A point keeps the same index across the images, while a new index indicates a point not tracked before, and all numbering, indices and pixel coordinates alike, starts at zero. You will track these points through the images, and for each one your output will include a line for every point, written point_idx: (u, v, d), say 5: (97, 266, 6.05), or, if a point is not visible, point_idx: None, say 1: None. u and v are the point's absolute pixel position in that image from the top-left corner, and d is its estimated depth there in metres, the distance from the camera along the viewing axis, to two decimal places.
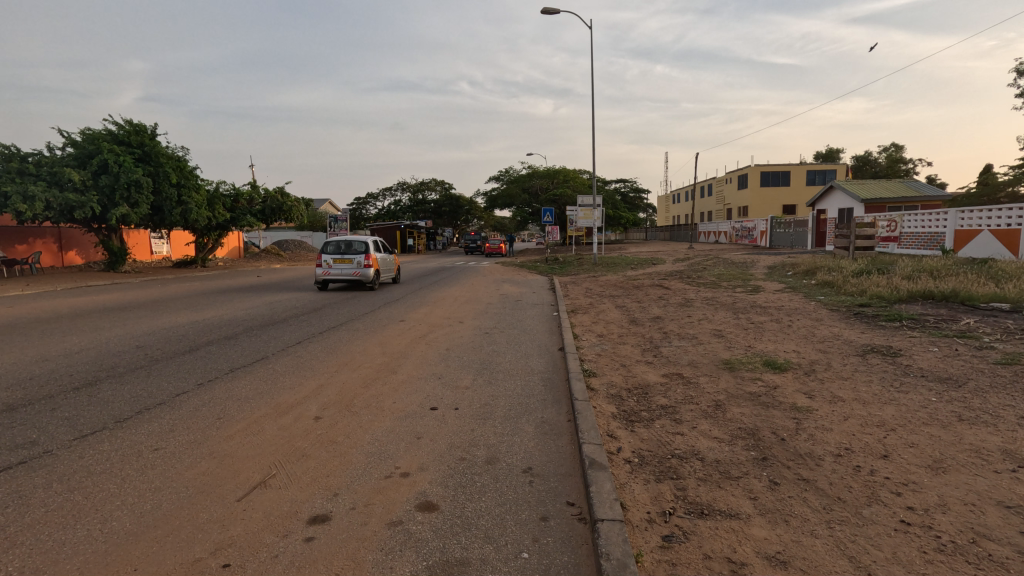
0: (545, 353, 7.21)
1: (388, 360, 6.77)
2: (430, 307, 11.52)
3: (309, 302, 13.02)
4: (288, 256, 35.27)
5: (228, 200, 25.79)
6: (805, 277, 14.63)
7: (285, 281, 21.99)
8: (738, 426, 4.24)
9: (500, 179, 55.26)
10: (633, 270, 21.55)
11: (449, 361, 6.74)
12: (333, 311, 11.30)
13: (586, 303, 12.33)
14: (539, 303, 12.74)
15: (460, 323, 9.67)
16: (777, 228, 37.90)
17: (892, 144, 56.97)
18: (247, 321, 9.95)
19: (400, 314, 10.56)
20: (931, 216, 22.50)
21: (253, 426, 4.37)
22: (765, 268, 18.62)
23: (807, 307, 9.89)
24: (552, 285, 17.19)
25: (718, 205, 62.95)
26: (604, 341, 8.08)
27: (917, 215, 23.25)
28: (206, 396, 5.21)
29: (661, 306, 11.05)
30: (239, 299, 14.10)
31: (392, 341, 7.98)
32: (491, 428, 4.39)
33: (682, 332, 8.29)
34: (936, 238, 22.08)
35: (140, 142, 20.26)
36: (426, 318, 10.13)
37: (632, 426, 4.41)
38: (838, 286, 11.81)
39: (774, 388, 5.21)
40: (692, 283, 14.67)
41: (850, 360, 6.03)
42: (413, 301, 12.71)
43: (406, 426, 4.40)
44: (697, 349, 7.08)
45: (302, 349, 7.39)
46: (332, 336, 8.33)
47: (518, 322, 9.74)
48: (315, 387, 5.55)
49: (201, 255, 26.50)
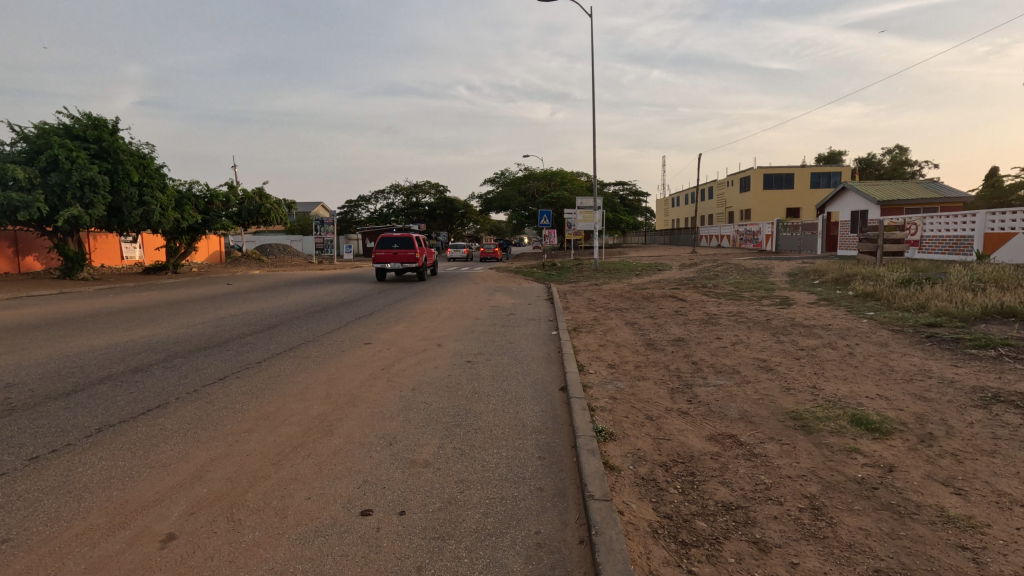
0: (542, 396, 5.42)
1: (330, 409, 4.99)
2: (407, 325, 9.76)
3: (268, 317, 11.22)
4: (270, 261, 33.38)
5: (201, 201, 24.02)
6: (838, 287, 12.86)
7: (259, 288, 20.11)
8: (874, 571, 2.46)
9: (495, 182, 53.65)
10: (639, 277, 19.77)
11: (412, 410, 4.97)
12: (290, 329, 9.52)
13: (588, 318, 10.53)
14: (535, 318, 10.98)
15: (439, 347, 7.93)
16: (785, 231, 36.23)
17: (897, 145, 55.39)
18: (177, 344, 8.15)
19: (367, 335, 8.79)
20: (956, 219, 20.77)
21: (49, 563, 2.59)
22: (785, 275, 16.84)
23: (859, 327, 8.11)
24: (550, 294, 15.41)
25: (719, 208, 61.34)
26: (617, 375, 6.29)
27: (941, 217, 21.50)
28: (22, 485, 3.40)
29: (680, 324, 9.28)
30: (189, 311, 12.28)
31: (344, 376, 6.21)
32: (452, 566, 2.61)
33: (716, 362, 6.54)
34: (962, 243, 20.36)
35: (97, 137, 18.48)
36: (398, 340, 8.36)
37: (687, 562, 2.61)
38: (886, 299, 10.04)
39: (893, 472, 3.41)
40: (710, 293, 12.93)
41: (974, 416, 4.26)
42: (389, 316, 10.92)
43: (306, 563, 2.62)
44: (746, 391, 5.30)
45: (221, 390, 5.61)
46: (271, 369, 6.55)
47: (509, 346, 7.98)
48: (202, 465, 3.75)
49: (172, 260, 24.68)
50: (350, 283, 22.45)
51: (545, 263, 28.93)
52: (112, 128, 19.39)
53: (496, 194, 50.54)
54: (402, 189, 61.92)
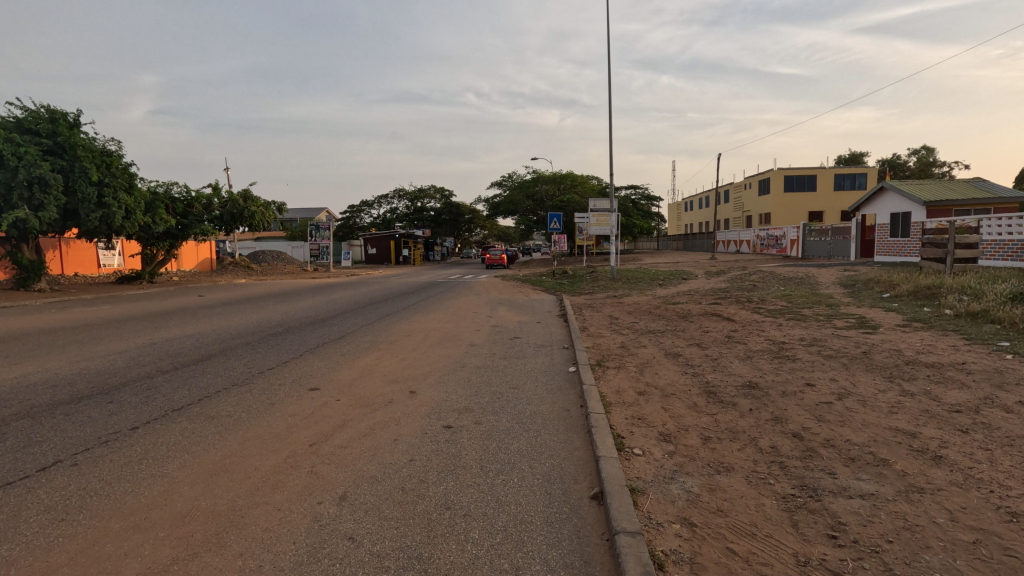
0: (563, 521, 3.09)
1: (165, 565, 2.65)
2: (377, 357, 7.50)
3: (212, 342, 8.94)
4: (260, 268, 31.24)
5: (179, 204, 21.99)
6: (920, 303, 10.39)
7: (235, 300, 17.90)
8: None
9: (503, 186, 51.67)
10: (662, 287, 17.34)
11: (318, 568, 2.63)
12: (224, 364, 7.23)
13: (616, 346, 8.17)
14: (546, 344, 8.66)
15: (410, 397, 5.63)
16: (812, 236, 33.78)
17: (925, 146, 52.57)
18: (48, 391, 5.83)
19: (318, 376, 6.46)
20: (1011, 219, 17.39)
21: None
22: (840, 286, 14.33)
23: (1012, 368, 5.66)
24: (563, 309, 13.06)
25: (736, 212, 58.75)
26: (682, 462, 3.94)
27: (992, 219, 18.10)
28: None
29: (741, 359, 6.88)
30: (118, 332, 10.00)
31: (246, 461, 3.93)
32: None
33: (835, 436, 4.15)
34: (1000, 244, 17.78)
35: (51, 131, 16.45)
36: (355, 386, 6.01)
37: None
38: (1011, 324, 7.58)
39: None
40: (761, 311, 10.50)
41: None
42: (361, 343, 8.62)
43: None
44: (937, 518, 2.92)
45: (17, 499, 3.30)
46: (143, 445, 4.25)
47: (509, 394, 5.69)
48: None
49: (148, 268, 22.64)
50: (338, 294, 20.26)
51: (554, 271, 26.55)
52: (72, 122, 17.36)
53: (503, 199, 48.25)
54: (405, 194, 59.76)
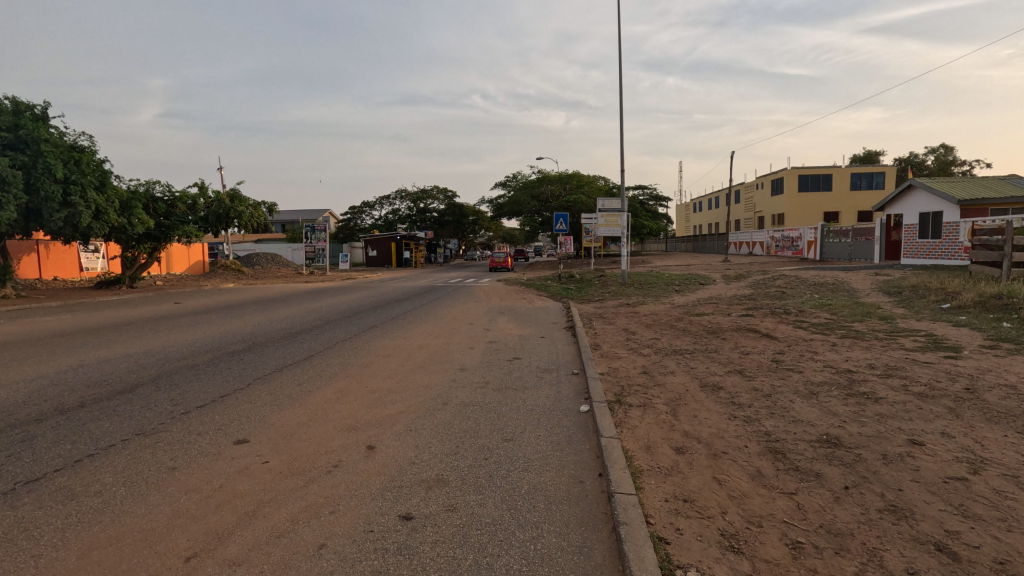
0: None
1: None
2: (339, 390, 6.01)
3: (149, 365, 7.43)
4: (252, 272, 29.84)
5: (160, 204, 20.65)
6: (994, 316, 8.78)
7: (214, 307, 16.46)
8: None
9: (507, 186, 50.20)
10: (679, 294, 15.74)
11: None
12: (145, 399, 5.74)
13: (638, 373, 6.62)
14: (552, 369, 7.12)
15: (365, 458, 4.12)
16: (831, 237, 32.07)
17: (944, 144, 50.62)
18: None
19: (253, 421, 4.97)
20: None
21: None
22: (881, 293, 12.71)
23: None
24: (571, 321, 11.50)
25: (748, 213, 56.97)
26: None
27: None
28: None
29: (804, 396, 5.32)
30: (50, 350, 8.51)
31: None
32: None
33: (1010, 557, 2.62)
34: None
35: (14, 124, 15.13)
36: (296, 438, 4.53)
37: None
38: None
39: None
40: (806, 326, 8.91)
41: None
42: (328, 368, 7.08)
43: None
44: None
45: None
46: None
47: (501, 453, 4.17)
48: None
49: (128, 272, 21.34)
50: (326, 299, 18.78)
51: (560, 275, 24.97)
52: (39, 114, 16.08)
53: (507, 200, 46.78)
54: (407, 195, 58.30)
